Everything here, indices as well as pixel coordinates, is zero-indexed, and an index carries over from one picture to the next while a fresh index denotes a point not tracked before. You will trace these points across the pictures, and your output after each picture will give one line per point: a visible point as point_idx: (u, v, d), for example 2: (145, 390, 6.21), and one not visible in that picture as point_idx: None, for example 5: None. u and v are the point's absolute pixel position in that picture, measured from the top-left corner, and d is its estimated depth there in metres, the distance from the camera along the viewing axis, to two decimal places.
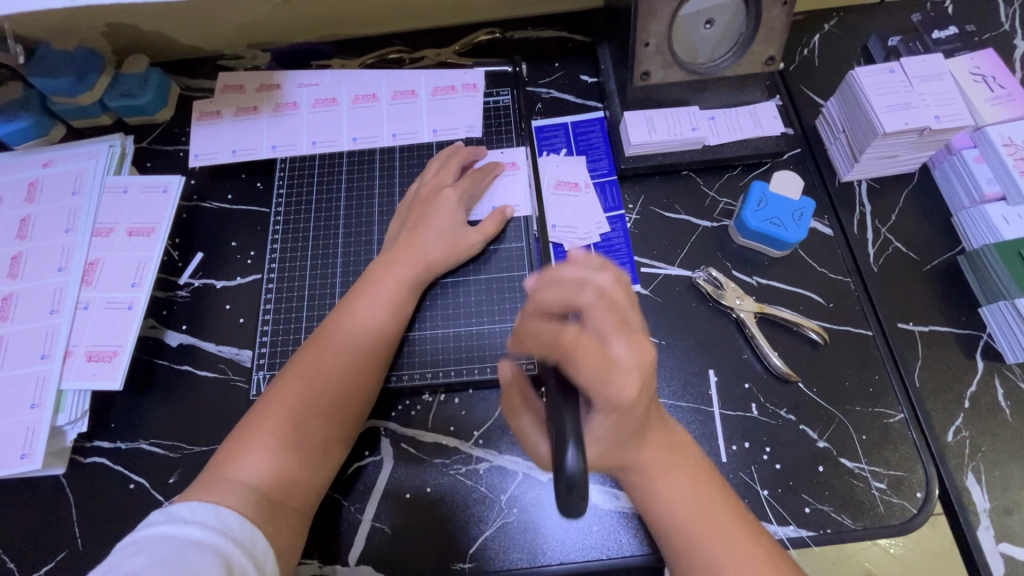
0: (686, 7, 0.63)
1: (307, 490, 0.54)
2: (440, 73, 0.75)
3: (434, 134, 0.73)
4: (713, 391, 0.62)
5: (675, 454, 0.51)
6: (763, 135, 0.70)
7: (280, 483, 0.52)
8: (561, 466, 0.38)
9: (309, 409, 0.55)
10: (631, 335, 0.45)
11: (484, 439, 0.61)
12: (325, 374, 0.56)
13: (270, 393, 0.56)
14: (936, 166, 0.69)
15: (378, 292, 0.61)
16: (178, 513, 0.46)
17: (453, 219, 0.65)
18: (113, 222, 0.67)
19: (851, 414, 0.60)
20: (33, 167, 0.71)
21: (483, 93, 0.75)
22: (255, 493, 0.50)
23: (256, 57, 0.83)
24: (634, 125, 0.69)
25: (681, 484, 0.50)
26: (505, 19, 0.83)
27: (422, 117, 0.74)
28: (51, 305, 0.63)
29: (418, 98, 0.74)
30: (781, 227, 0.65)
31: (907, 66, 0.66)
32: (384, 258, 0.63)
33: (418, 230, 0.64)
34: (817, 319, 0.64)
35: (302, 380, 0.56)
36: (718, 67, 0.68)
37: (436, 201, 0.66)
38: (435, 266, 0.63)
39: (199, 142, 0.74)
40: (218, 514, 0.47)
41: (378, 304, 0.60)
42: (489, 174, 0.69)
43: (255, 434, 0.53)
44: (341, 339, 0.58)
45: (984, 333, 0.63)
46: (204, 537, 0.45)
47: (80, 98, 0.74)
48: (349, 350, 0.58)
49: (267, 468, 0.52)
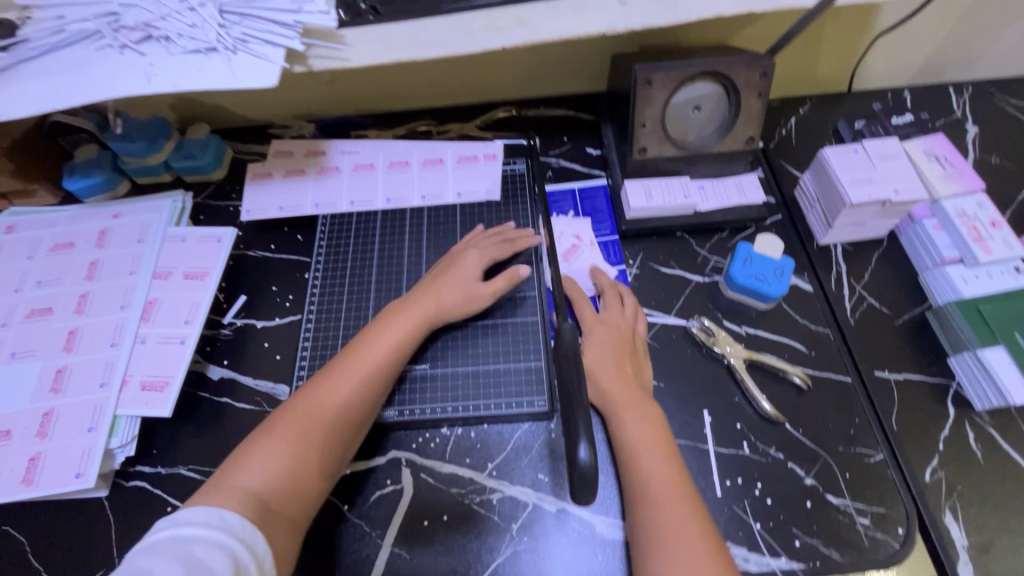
0: (677, 96, 0.74)
1: (298, 506, 0.56)
2: (465, 145, 0.86)
3: (458, 196, 0.83)
4: (708, 430, 0.67)
5: (642, 408, 0.64)
6: (748, 202, 0.80)
7: (285, 494, 0.55)
8: (575, 459, 0.46)
9: (315, 429, 0.59)
10: (627, 299, 0.73)
11: (497, 471, 0.66)
12: (334, 397, 0.61)
13: (286, 407, 0.60)
14: (902, 233, 0.78)
15: (392, 331, 0.67)
16: (182, 517, 0.50)
17: (470, 274, 0.72)
18: (172, 266, 0.76)
19: (835, 454, 0.65)
20: (104, 218, 0.81)
21: (501, 162, 0.86)
22: (253, 496, 0.53)
23: (302, 127, 0.95)
24: (633, 192, 0.79)
25: (642, 428, 0.62)
26: (523, 99, 0.96)
27: (447, 181, 0.84)
28: (112, 339, 0.70)
29: (445, 165, 0.85)
30: (764, 282, 0.73)
31: (868, 147, 0.76)
32: (399, 303, 0.70)
33: (437, 280, 0.71)
34: (801, 365, 0.71)
35: (318, 400, 0.60)
36: (706, 144, 0.78)
37: (457, 259, 0.73)
38: (445, 309, 0.69)
39: (251, 199, 0.83)
40: (221, 517, 0.50)
41: (385, 341, 0.66)
42: (514, 251, 0.76)
43: (270, 443, 0.57)
44: (353, 370, 0.63)
45: (953, 381, 0.69)
46: (206, 535, 0.48)
47: (149, 159, 0.85)
48: (356, 380, 0.62)
49: (267, 478, 0.55)
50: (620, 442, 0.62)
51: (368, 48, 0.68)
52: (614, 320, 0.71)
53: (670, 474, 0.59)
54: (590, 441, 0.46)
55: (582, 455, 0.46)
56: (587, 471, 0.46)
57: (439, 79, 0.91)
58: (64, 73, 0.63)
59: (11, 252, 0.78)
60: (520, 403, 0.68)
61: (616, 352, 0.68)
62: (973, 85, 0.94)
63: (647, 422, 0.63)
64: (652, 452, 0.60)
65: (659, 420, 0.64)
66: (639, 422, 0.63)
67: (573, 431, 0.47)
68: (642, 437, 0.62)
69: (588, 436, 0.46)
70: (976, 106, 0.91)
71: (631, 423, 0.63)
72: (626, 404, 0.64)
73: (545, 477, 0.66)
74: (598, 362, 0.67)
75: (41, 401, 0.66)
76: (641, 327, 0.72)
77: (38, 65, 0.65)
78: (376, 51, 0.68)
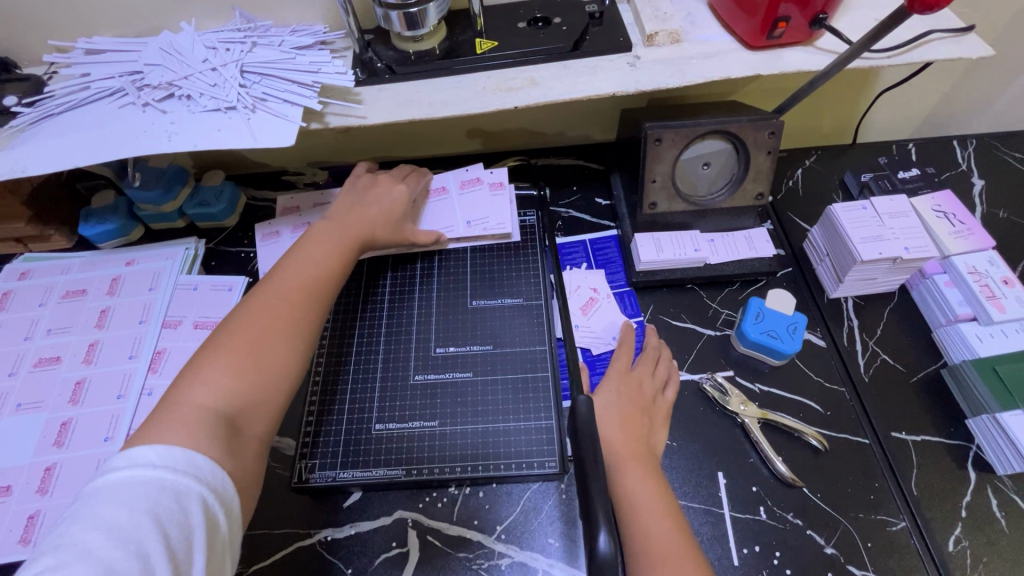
0: (686, 152, 0.75)
1: (264, 420, 0.55)
2: (464, 171, 0.87)
3: (468, 224, 0.82)
4: (723, 493, 0.66)
5: (637, 467, 0.62)
6: (758, 256, 0.80)
7: (242, 408, 0.54)
8: (594, 551, 0.44)
9: (263, 334, 0.58)
10: (661, 363, 0.72)
11: (506, 534, 0.64)
12: (273, 305, 0.61)
13: (224, 329, 0.58)
14: (913, 288, 0.77)
15: (326, 242, 0.70)
16: (140, 457, 0.45)
17: (390, 203, 0.78)
18: (182, 315, 0.76)
19: (855, 521, 0.63)
20: (117, 266, 0.81)
21: (507, 189, 0.85)
22: (218, 416, 0.51)
23: (315, 174, 0.97)
24: (643, 245, 0.79)
25: (640, 480, 0.61)
26: (532, 149, 0.98)
27: (455, 211, 0.84)
28: (119, 391, 0.70)
29: (449, 193, 0.85)
30: (778, 339, 0.72)
31: (877, 204, 0.77)
32: (326, 224, 0.72)
33: (359, 211, 0.75)
34: (817, 426, 0.69)
35: (260, 316, 0.59)
36: (715, 200, 0.79)
37: (374, 192, 0.78)
38: (372, 234, 0.74)
39: (265, 259, 0.83)
40: (190, 459, 0.47)
41: (317, 255, 0.68)
42: (422, 182, 0.85)
43: (211, 360, 0.55)
44: (293, 282, 0.64)
45: (973, 444, 0.67)
46: (177, 483, 0.45)
47: (164, 207, 0.86)
48: (296, 290, 0.63)
49: (227, 398, 0.53)
50: (621, 495, 0.60)
51: (384, 104, 0.69)
52: (642, 381, 0.70)
53: (669, 527, 0.57)
54: (610, 532, 0.45)
55: (600, 546, 0.44)
56: (606, 562, 0.44)
57: (451, 130, 0.93)
58: (87, 129, 0.64)
59: (22, 300, 0.78)
60: (531, 463, 0.66)
61: (629, 414, 0.66)
62: (976, 138, 0.95)
63: (648, 479, 0.61)
64: (656, 514, 0.58)
65: (658, 474, 0.62)
66: (640, 475, 0.61)
67: (592, 520, 0.46)
68: (649, 495, 0.59)
69: (607, 526, 0.45)
70: (980, 160, 0.92)
71: (631, 479, 0.61)
72: (627, 460, 0.62)
73: (556, 543, 0.64)
74: (611, 416, 0.66)
75: (43, 456, 0.65)
76: (671, 394, 0.70)
77: (63, 119, 0.66)
78: (391, 107, 0.69)
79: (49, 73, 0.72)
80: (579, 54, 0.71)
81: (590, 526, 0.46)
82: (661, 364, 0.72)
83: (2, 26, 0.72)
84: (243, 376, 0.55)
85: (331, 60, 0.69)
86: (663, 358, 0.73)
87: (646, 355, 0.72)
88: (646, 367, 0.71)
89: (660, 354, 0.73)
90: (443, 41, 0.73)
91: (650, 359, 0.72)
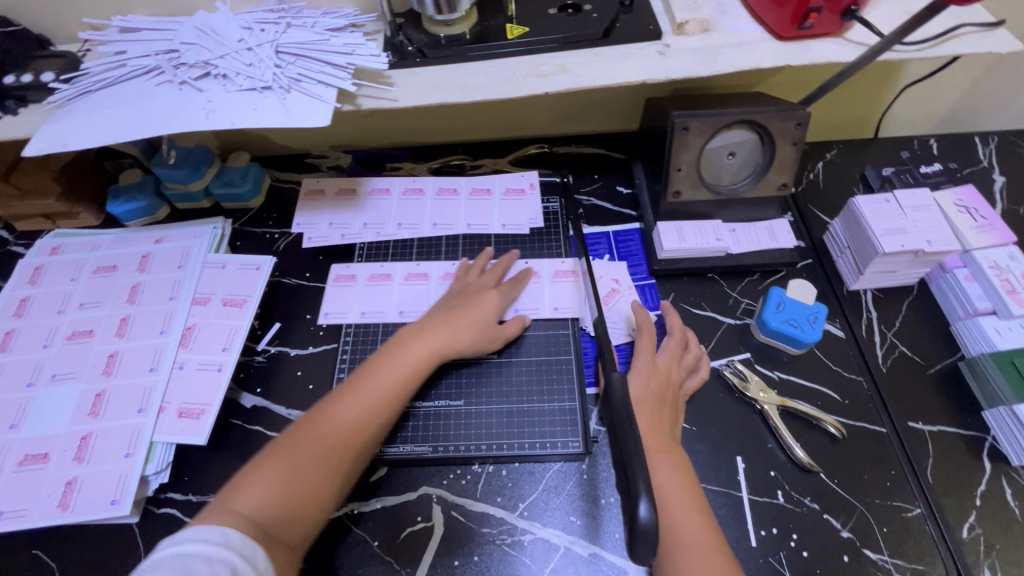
0: (712, 142, 0.75)
1: (301, 529, 0.54)
2: (514, 176, 0.89)
3: (503, 227, 0.84)
4: (741, 477, 0.67)
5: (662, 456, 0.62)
6: (779, 247, 0.81)
7: (278, 521, 0.52)
8: (636, 519, 0.46)
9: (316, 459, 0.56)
10: (688, 354, 0.72)
11: (528, 512, 0.66)
12: (337, 426, 0.58)
13: (291, 431, 0.58)
14: (933, 282, 0.78)
15: (413, 345, 0.66)
16: (185, 535, 0.45)
17: (485, 319, 0.72)
18: (211, 292, 0.77)
19: (871, 506, 0.65)
20: (146, 243, 0.82)
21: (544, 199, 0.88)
22: (254, 524, 0.50)
23: (338, 157, 0.98)
24: (666, 233, 0.80)
25: (660, 463, 0.61)
26: (554, 137, 0.99)
27: (494, 213, 0.86)
28: (151, 364, 0.71)
29: (542, 278, 0.79)
30: (799, 329, 0.73)
31: (900, 197, 0.77)
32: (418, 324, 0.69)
33: (453, 319, 0.70)
34: (835, 414, 0.70)
35: (321, 428, 0.58)
36: (738, 189, 0.80)
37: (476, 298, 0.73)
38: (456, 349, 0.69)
39: (304, 214, 0.85)
40: (226, 535, 0.47)
41: (397, 366, 0.64)
42: (521, 283, 0.77)
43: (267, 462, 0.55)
44: (362, 397, 0.61)
45: (988, 436, 0.68)
46: (215, 553, 0.45)
47: (192, 186, 0.87)
48: (364, 404, 0.61)
49: (269, 508, 0.52)
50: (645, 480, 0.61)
51: (415, 87, 0.70)
52: (665, 365, 0.70)
53: (691, 511, 0.58)
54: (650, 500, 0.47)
55: (642, 515, 0.46)
56: (649, 528, 0.46)
57: (474, 115, 0.94)
58: (125, 106, 0.65)
59: (54, 275, 0.80)
60: (553, 443, 0.69)
61: (656, 400, 0.66)
62: (998, 134, 0.95)
63: (672, 466, 0.61)
64: (677, 497, 0.59)
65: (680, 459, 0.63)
66: (666, 460, 0.62)
67: (633, 490, 0.47)
68: (668, 478, 0.60)
69: (647, 495, 0.47)
70: (1002, 156, 0.92)
71: (656, 462, 0.61)
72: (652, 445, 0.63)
73: (577, 520, 0.65)
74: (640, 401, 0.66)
75: (79, 425, 0.67)
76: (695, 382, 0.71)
77: (101, 95, 0.67)
78: (423, 90, 0.69)
79: (84, 51, 0.73)
80: (609, 41, 0.72)
81: (631, 495, 0.47)
82: (684, 352, 0.72)
83: (41, 3, 0.73)
84: (286, 485, 0.54)
85: (365, 42, 0.70)
86: (690, 349, 0.73)
87: (671, 338, 0.72)
88: (670, 355, 0.71)
89: (687, 343, 0.73)
90: (474, 26, 0.74)
91: (676, 347, 0.72)
